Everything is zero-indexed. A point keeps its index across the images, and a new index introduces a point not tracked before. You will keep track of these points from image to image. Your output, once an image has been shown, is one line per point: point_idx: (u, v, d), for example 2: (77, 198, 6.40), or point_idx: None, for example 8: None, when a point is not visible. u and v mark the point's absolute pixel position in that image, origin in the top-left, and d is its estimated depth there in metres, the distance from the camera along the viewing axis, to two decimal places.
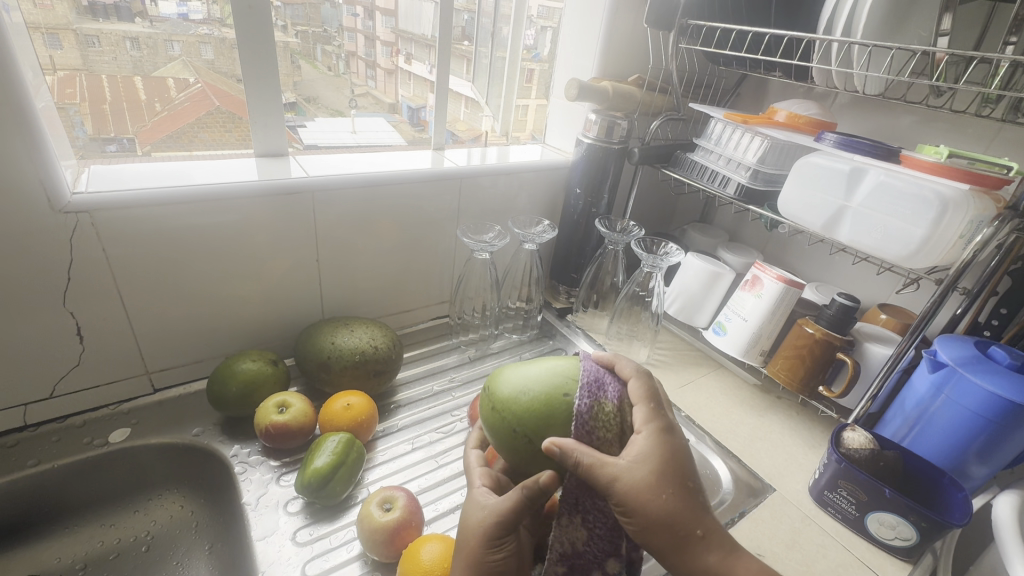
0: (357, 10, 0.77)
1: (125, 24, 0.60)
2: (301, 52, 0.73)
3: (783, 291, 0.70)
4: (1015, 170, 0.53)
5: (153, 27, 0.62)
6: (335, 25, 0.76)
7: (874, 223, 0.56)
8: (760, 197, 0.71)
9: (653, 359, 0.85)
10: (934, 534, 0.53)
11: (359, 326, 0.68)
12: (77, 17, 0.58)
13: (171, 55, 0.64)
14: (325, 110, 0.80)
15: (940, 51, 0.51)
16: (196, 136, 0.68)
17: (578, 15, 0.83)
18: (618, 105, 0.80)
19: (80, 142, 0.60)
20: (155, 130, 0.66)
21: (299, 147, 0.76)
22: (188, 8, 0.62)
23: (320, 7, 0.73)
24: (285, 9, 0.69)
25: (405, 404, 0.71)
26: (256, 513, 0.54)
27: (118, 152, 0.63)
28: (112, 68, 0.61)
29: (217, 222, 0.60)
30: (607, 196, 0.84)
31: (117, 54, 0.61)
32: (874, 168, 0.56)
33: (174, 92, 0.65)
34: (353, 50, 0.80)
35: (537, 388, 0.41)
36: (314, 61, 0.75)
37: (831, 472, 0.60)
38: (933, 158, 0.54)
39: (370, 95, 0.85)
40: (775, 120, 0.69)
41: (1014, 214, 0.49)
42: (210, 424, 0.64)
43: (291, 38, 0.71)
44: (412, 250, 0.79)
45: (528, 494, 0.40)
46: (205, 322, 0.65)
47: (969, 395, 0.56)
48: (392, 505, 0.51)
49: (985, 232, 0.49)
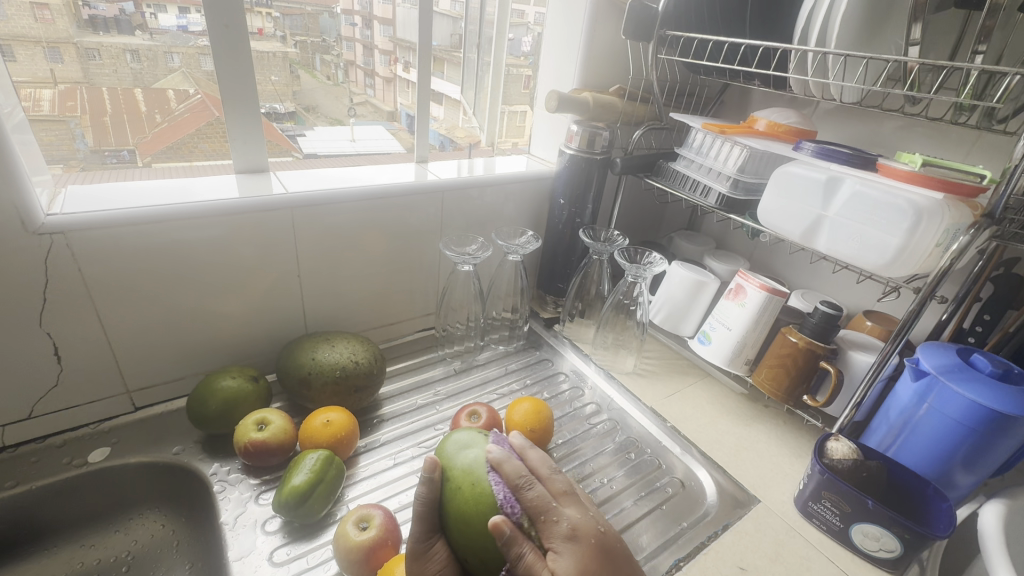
0: (355, 19, 0.78)
1: (126, 37, 0.61)
2: (301, 61, 0.73)
3: (766, 300, 0.69)
4: (990, 177, 0.53)
5: (153, 39, 0.62)
6: (333, 35, 0.77)
7: (851, 232, 0.56)
8: (741, 206, 0.71)
9: (640, 369, 0.85)
10: (919, 546, 0.52)
11: (340, 340, 0.68)
12: (77, 30, 0.58)
13: (170, 67, 0.64)
14: (325, 119, 0.80)
15: (914, 62, 0.51)
16: (198, 146, 0.69)
17: (560, 25, 0.83)
18: (601, 115, 0.80)
19: (81, 154, 0.62)
20: (156, 142, 0.66)
21: (298, 155, 0.76)
22: (189, 20, 0.61)
23: (319, 16, 0.74)
24: (285, 20, 0.70)
25: (389, 418, 0.71)
26: (234, 533, 0.54)
27: (119, 164, 0.64)
28: (113, 80, 0.61)
29: (197, 238, 0.60)
30: (592, 205, 0.84)
31: (118, 66, 0.61)
32: (850, 177, 0.56)
33: (174, 103, 0.65)
34: (352, 59, 0.80)
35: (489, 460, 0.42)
36: (313, 70, 0.76)
37: (814, 482, 0.59)
38: (908, 167, 0.54)
39: (369, 103, 0.86)
40: (755, 128, 0.69)
41: (991, 221, 0.49)
42: (191, 442, 0.64)
43: (291, 48, 0.71)
44: (397, 263, 0.79)
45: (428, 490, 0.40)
46: (185, 339, 0.65)
47: (952, 403, 0.56)
48: (369, 523, 0.50)
49: (961, 240, 0.49)
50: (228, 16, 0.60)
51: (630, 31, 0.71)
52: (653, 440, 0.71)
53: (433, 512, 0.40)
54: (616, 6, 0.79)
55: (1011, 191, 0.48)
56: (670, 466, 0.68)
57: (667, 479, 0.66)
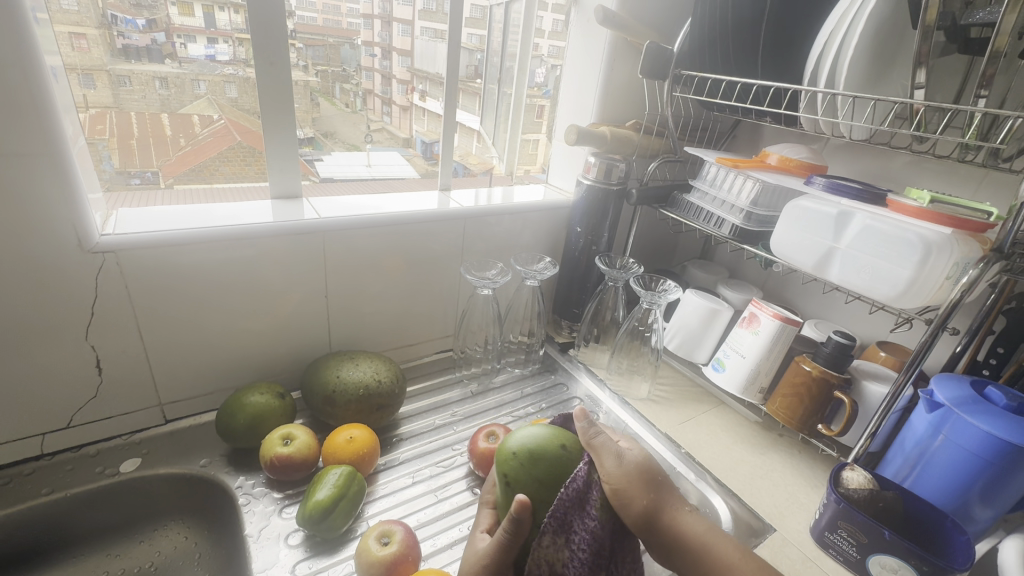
0: (374, 51, 0.83)
1: (155, 65, 0.65)
2: (321, 89, 0.77)
3: (779, 329, 0.71)
4: (997, 215, 0.55)
5: (183, 67, 0.66)
6: (353, 65, 0.81)
7: (863, 264, 0.58)
8: (754, 237, 0.73)
9: (654, 395, 0.86)
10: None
11: (364, 360, 0.70)
12: (111, 59, 0.62)
13: (197, 93, 0.68)
14: (342, 144, 0.84)
15: (918, 103, 0.54)
16: (218, 169, 0.73)
17: (579, 61, 0.87)
18: (617, 148, 0.84)
19: (106, 175, 0.65)
20: (178, 165, 0.70)
21: (315, 179, 0.80)
22: (216, 50, 0.67)
23: (341, 48, 0.78)
24: (307, 50, 0.74)
25: (407, 438, 0.72)
26: (257, 545, 0.55)
27: (141, 185, 0.68)
28: (141, 106, 0.66)
29: (233, 258, 0.63)
30: (607, 234, 0.87)
31: (146, 92, 0.65)
32: (860, 212, 0.58)
33: (197, 128, 0.70)
34: (370, 88, 0.84)
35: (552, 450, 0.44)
36: (333, 98, 0.80)
37: (830, 512, 0.59)
38: (916, 203, 0.56)
39: (385, 130, 0.90)
40: (767, 163, 0.73)
41: (999, 256, 0.50)
42: (218, 455, 0.66)
43: (312, 76, 0.76)
44: (420, 284, 0.82)
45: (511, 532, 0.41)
46: (216, 355, 0.68)
47: (967, 435, 0.57)
48: (390, 539, 0.51)
49: (970, 274, 0.50)
50: (271, 54, 0.64)
51: (647, 69, 0.75)
52: (668, 466, 0.72)
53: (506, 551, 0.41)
54: (632, 47, 0.83)
55: (1018, 227, 0.50)
56: (685, 492, 0.68)
57: None
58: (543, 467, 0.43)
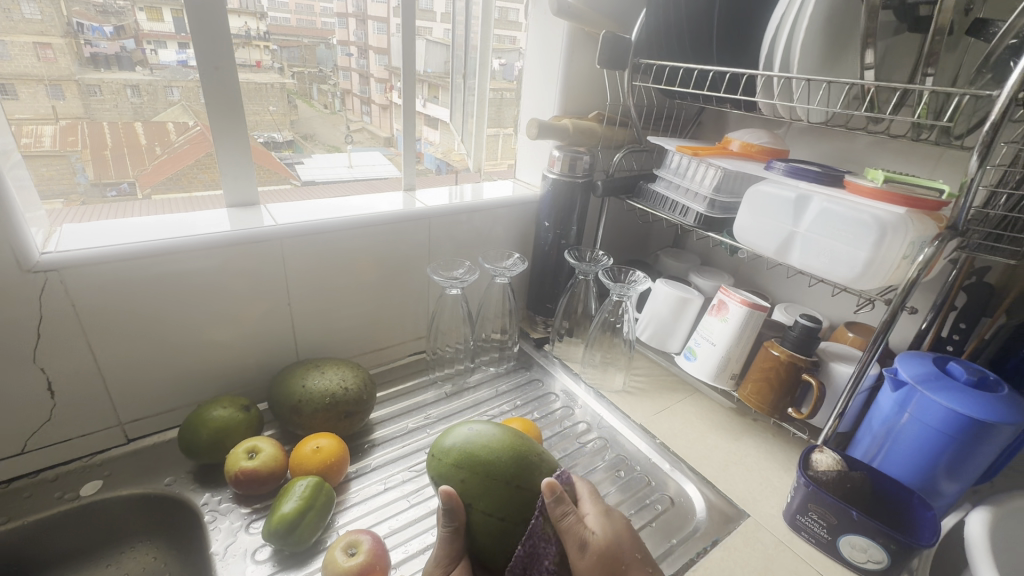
0: (350, 49, 0.81)
1: (127, 73, 0.63)
2: (298, 91, 0.77)
3: (747, 315, 0.71)
4: (948, 192, 0.55)
5: (153, 74, 0.64)
6: (330, 65, 0.80)
7: (821, 248, 0.57)
8: (719, 225, 0.72)
9: (629, 386, 0.85)
10: (904, 559, 0.53)
11: (330, 367, 0.69)
12: (80, 68, 0.61)
13: (170, 100, 0.66)
14: (324, 146, 0.84)
15: (869, 84, 0.53)
16: (196, 177, 0.71)
17: (538, 52, 0.86)
18: (580, 140, 0.83)
19: (81, 188, 0.64)
20: (155, 173, 0.68)
21: (297, 182, 0.80)
22: (187, 55, 0.64)
23: (316, 48, 0.77)
24: (282, 52, 0.73)
25: (380, 443, 0.72)
26: (224, 563, 0.54)
27: (118, 196, 0.67)
28: (113, 115, 0.64)
29: (188, 270, 0.62)
30: (575, 227, 0.86)
31: (118, 101, 0.64)
32: (817, 195, 0.57)
33: (173, 136, 0.68)
34: (349, 88, 0.83)
35: (481, 444, 0.49)
36: (310, 99, 0.79)
37: (800, 495, 0.60)
38: (872, 184, 0.56)
39: (366, 130, 0.88)
40: (729, 149, 0.74)
41: (954, 233, 0.50)
42: (183, 472, 0.64)
43: (288, 79, 0.75)
44: (389, 288, 0.81)
45: (452, 520, 0.44)
46: (176, 371, 0.66)
47: (931, 412, 0.57)
48: (357, 549, 0.50)
49: (926, 252, 0.50)
50: (217, 59, 0.62)
51: (604, 59, 0.74)
52: (642, 457, 0.72)
53: (452, 539, 0.45)
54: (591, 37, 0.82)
55: (971, 204, 0.50)
56: (659, 483, 0.68)
57: (657, 496, 0.66)
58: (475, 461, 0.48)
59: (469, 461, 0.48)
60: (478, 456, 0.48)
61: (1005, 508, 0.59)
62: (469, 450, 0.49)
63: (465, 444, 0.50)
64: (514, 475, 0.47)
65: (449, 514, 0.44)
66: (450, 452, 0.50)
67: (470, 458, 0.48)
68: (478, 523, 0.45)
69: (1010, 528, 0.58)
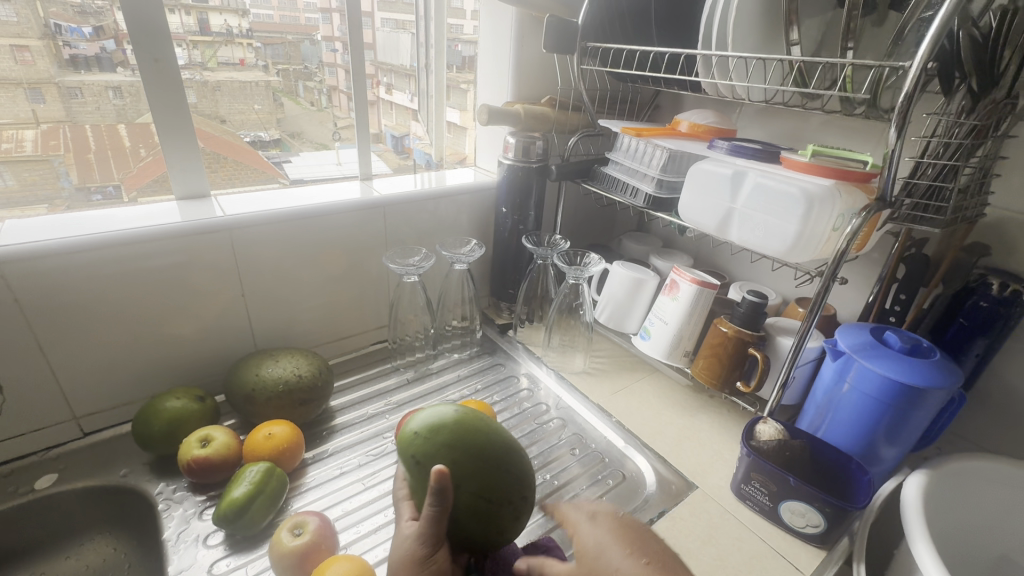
0: (336, 45, 0.81)
1: (108, 73, 0.64)
2: (284, 89, 0.80)
3: (697, 292, 0.72)
4: (872, 163, 0.56)
5: (134, 74, 0.65)
6: (315, 61, 0.81)
7: (756, 223, 0.59)
8: (668, 205, 0.73)
9: (589, 368, 0.87)
10: (839, 522, 0.54)
11: (284, 356, 0.70)
12: (59, 70, 0.63)
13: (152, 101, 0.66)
14: (312, 143, 0.86)
15: (795, 60, 0.54)
16: None
17: (491, 38, 0.86)
18: (534, 125, 0.83)
19: (65, 193, 0.67)
20: (141, 176, 0.69)
21: (287, 180, 0.82)
22: None
23: (300, 44, 0.79)
24: (267, 49, 0.76)
25: (339, 429, 0.72)
26: (176, 549, 0.55)
27: (103, 200, 0.68)
28: (95, 117, 0.66)
29: (135, 263, 0.62)
30: (533, 212, 0.87)
31: (100, 103, 0.65)
32: (752, 171, 0.58)
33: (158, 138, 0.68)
34: (335, 84, 0.83)
35: (468, 421, 0.44)
36: (297, 96, 0.82)
37: (744, 465, 0.61)
38: (803, 158, 0.57)
39: (355, 126, 0.86)
40: (678, 130, 0.76)
41: (880, 205, 0.51)
42: (139, 464, 0.65)
43: (273, 76, 0.78)
44: (348, 277, 0.81)
45: (442, 501, 0.38)
46: (129, 364, 0.66)
47: (867, 380, 0.59)
48: (302, 529, 0.51)
49: (852, 224, 0.51)
50: (156, 51, 0.62)
51: (552, 45, 0.74)
52: (597, 435, 0.73)
53: (438, 521, 0.38)
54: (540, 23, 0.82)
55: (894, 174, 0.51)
56: (612, 458, 0.70)
57: (609, 471, 0.68)
58: (468, 440, 0.43)
59: (456, 439, 0.42)
60: (473, 436, 0.43)
61: (938, 471, 0.61)
62: (459, 427, 0.43)
63: (450, 421, 0.44)
64: (506, 457, 0.44)
65: (437, 495, 0.37)
66: (433, 430, 0.43)
67: (457, 436, 0.43)
68: (465, 505, 0.40)
69: (943, 491, 0.60)
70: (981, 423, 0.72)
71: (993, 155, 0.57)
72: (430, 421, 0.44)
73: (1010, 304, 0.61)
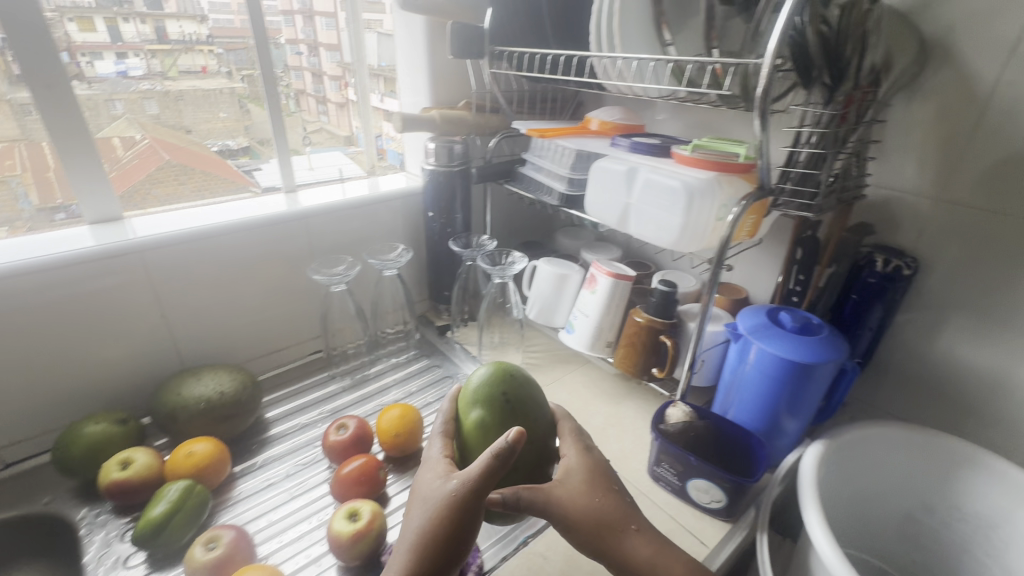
0: (300, 48, 0.86)
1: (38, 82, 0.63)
2: (250, 96, 0.82)
3: (613, 285, 0.75)
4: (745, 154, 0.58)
5: (92, 88, 0.69)
6: (281, 65, 0.80)
7: (649, 216, 0.61)
8: (580, 201, 0.76)
9: (523, 363, 0.89)
10: (738, 495, 0.58)
11: (208, 373, 0.70)
12: (9, 85, 0.62)
13: (113, 114, 0.72)
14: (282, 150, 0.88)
15: (673, 60, 0.56)
16: (150, 193, 0.77)
17: (406, 45, 0.87)
18: (453, 130, 0.85)
19: (25, 213, 0.69)
20: (98, 194, 0.71)
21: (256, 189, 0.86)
22: (129, 66, 0.72)
23: (264, 48, 0.78)
24: (229, 56, 0.80)
25: (270, 441, 0.73)
26: (95, 572, 0.56)
27: (65, 219, 0.70)
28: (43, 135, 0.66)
29: (40, 292, 0.61)
30: (460, 215, 0.89)
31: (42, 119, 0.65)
32: (642, 167, 0.61)
33: (120, 151, 0.74)
34: (302, 87, 0.87)
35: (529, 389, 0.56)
36: (262, 103, 0.82)
37: (654, 448, 0.64)
38: (688, 154, 0.59)
39: (324, 129, 0.95)
40: (589, 129, 0.78)
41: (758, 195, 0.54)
42: (63, 490, 0.65)
43: (238, 83, 0.81)
44: (276, 289, 0.82)
45: (505, 459, 0.44)
46: (45, 392, 0.66)
47: (762, 359, 0.62)
48: (216, 543, 0.52)
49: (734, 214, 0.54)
50: (47, 77, 0.61)
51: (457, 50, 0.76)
52: None
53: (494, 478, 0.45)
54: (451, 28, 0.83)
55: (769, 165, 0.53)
56: None
57: None
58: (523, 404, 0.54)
59: (520, 397, 0.54)
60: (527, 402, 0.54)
61: (834, 439, 0.66)
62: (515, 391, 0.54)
63: (517, 379, 0.56)
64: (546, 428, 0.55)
65: (507, 453, 0.44)
66: (495, 393, 0.54)
67: (518, 395, 0.54)
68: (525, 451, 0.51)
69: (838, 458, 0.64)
70: (881, 391, 0.77)
71: (863, 140, 0.61)
72: (506, 378, 0.55)
73: (891, 280, 0.65)
